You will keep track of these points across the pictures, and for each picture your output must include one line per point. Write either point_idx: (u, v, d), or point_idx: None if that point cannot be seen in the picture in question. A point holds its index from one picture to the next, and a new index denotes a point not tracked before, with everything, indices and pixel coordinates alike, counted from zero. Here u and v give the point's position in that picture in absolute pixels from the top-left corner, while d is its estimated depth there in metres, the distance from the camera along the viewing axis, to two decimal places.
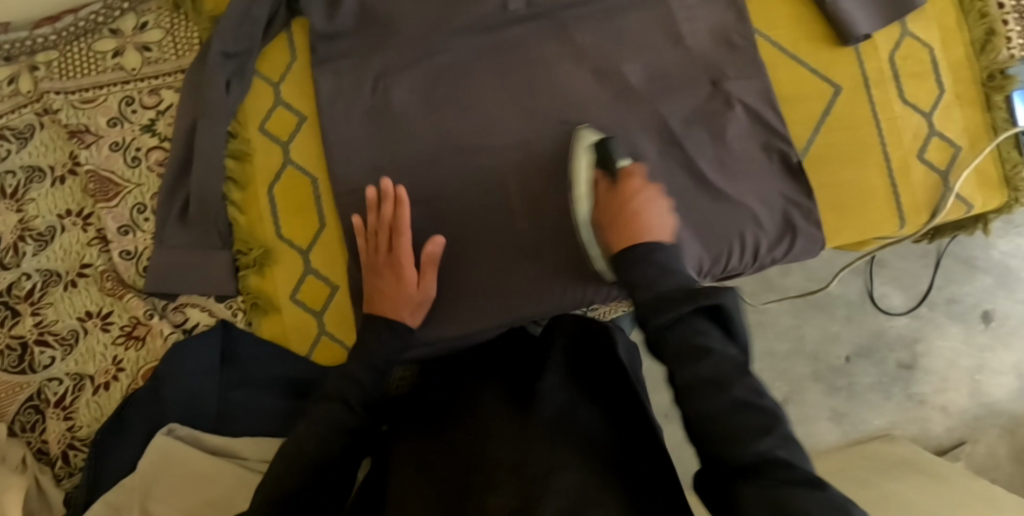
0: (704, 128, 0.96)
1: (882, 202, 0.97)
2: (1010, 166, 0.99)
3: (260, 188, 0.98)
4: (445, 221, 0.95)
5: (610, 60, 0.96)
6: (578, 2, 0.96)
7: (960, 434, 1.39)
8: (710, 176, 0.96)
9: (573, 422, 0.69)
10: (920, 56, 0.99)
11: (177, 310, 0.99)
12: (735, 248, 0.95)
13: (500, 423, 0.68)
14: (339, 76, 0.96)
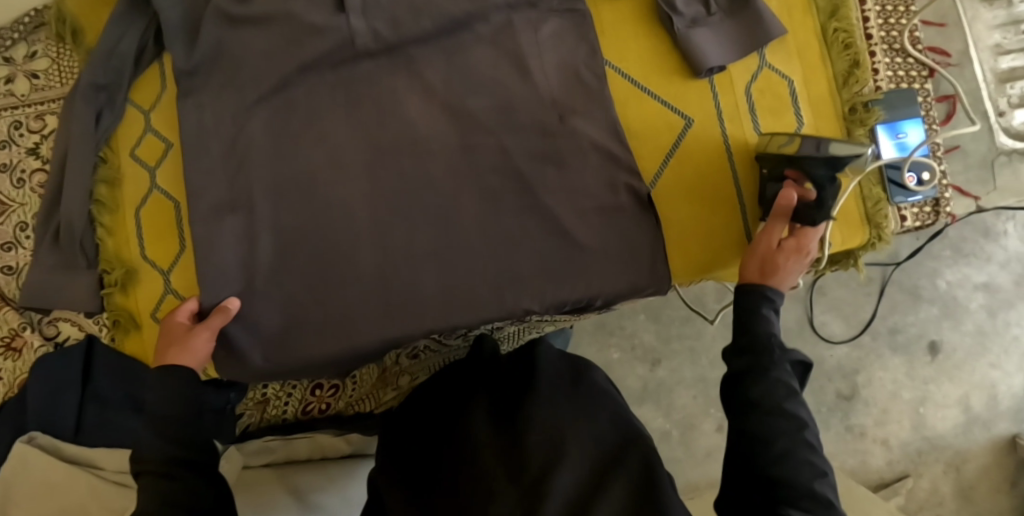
0: (551, 162, 0.96)
1: (728, 240, 0.95)
2: (872, 204, 0.96)
3: (128, 211, 1.02)
4: (289, 247, 0.99)
5: (458, 94, 0.98)
6: (427, 37, 0.99)
7: (903, 468, 1.60)
8: (553, 208, 0.96)
9: (557, 424, 0.84)
10: (778, 89, 0.98)
11: (50, 324, 1.05)
12: (574, 283, 0.95)
13: (497, 442, 0.83)
14: (201, 109, 1.00)
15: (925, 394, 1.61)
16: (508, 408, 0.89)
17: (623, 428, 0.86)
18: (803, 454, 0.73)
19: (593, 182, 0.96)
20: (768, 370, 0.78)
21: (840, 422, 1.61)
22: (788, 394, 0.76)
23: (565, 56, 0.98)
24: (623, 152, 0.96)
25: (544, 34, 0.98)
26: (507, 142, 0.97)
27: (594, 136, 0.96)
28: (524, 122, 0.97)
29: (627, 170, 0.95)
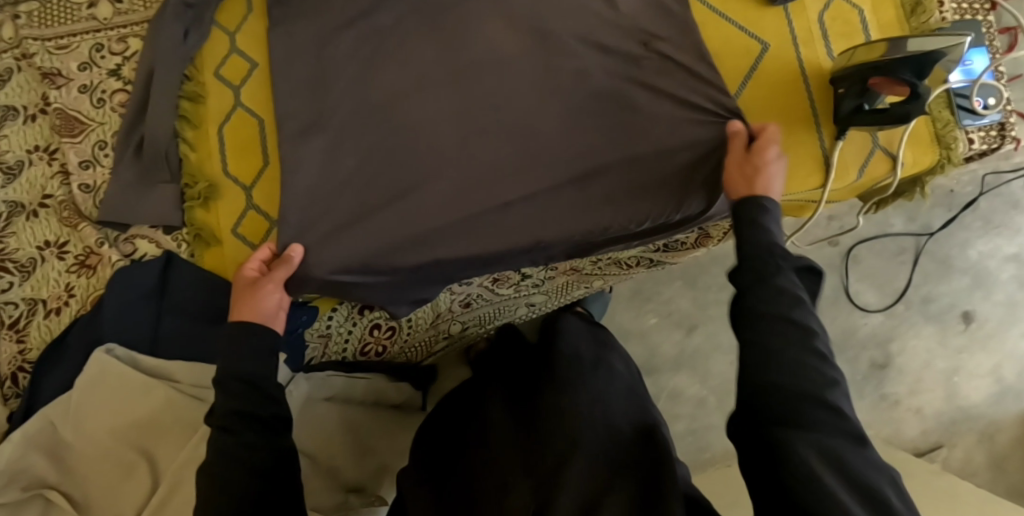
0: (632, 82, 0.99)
1: (805, 157, 0.99)
2: (942, 125, 0.99)
3: (211, 128, 1.03)
4: (373, 160, 0.99)
5: (542, 18, 1.02)
6: None
7: (938, 439, 1.57)
8: (633, 124, 0.98)
9: (577, 415, 0.89)
10: (849, 18, 1.02)
11: (128, 241, 1.05)
12: (654, 198, 0.98)
13: (511, 442, 0.88)
14: (291, 35, 1.03)
15: (959, 364, 1.59)
16: (528, 397, 0.96)
17: (641, 419, 0.91)
18: (822, 405, 0.69)
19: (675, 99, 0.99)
20: (783, 318, 0.73)
21: (876, 392, 1.59)
22: (791, 303, 0.74)
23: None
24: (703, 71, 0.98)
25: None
26: (588, 63, 1.00)
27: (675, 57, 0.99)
28: (605, 45, 1.00)
29: (710, 84, 0.97)
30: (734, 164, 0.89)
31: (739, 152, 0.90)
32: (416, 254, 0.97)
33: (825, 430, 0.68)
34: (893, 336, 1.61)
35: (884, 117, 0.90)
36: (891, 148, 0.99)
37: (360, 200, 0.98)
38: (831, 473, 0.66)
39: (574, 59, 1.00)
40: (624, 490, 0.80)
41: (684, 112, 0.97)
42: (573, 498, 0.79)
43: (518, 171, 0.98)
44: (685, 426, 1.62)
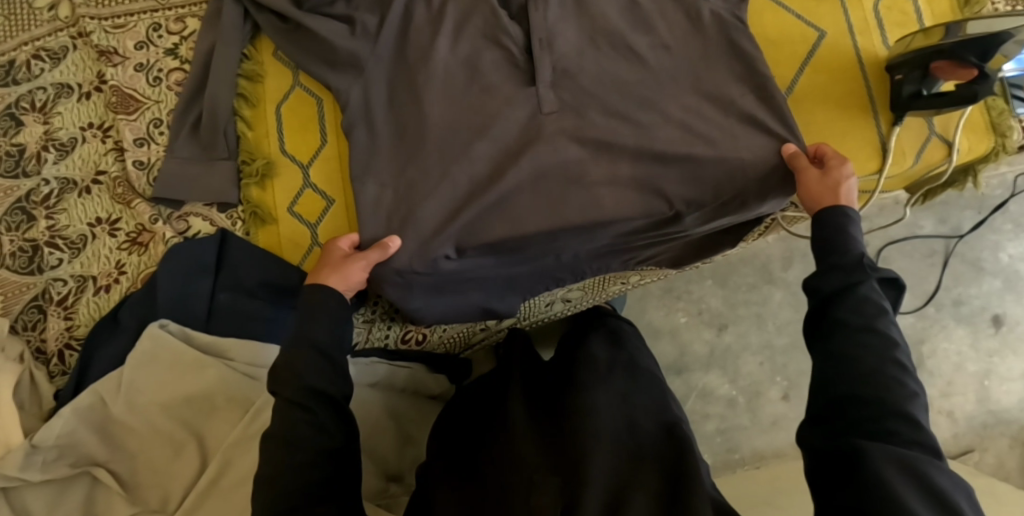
0: None
1: (864, 143, 0.99)
2: (996, 113, 1.00)
3: (269, 107, 1.04)
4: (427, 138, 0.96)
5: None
6: None
7: (969, 442, 1.55)
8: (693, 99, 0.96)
9: (598, 415, 0.88)
10: (903, 7, 1.03)
11: (181, 218, 1.04)
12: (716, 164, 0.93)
13: (534, 441, 0.87)
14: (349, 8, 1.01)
15: (991, 368, 1.58)
16: (553, 408, 0.94)
17: (664, 418, 0.90)
18: (894, 372, 0.70)
19: None
20: (856, 286, 0.76)
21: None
22: (878, 311, 0.74)
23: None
24: (764, 55, 0.98)
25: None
26: (660, 40, 0.98)
27: None
28: (670, 20, 0.98)
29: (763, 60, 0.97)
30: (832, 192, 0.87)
31: (815, 176, 0.88)
32: (475, 231, 0.95)
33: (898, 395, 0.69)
34: (924, 339, 1.60)
35: (947, 99, 0.92)
36: (947, 135, 0.99)
37: (423, 177, 0.95)
38: (890, 462, 0.64)
39: (640, 34, 0.98)
40: (649, 489, 0.78)
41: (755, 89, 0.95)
42: (598, 495, 0.77)
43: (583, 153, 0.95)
44: (718, 425, 1.56)
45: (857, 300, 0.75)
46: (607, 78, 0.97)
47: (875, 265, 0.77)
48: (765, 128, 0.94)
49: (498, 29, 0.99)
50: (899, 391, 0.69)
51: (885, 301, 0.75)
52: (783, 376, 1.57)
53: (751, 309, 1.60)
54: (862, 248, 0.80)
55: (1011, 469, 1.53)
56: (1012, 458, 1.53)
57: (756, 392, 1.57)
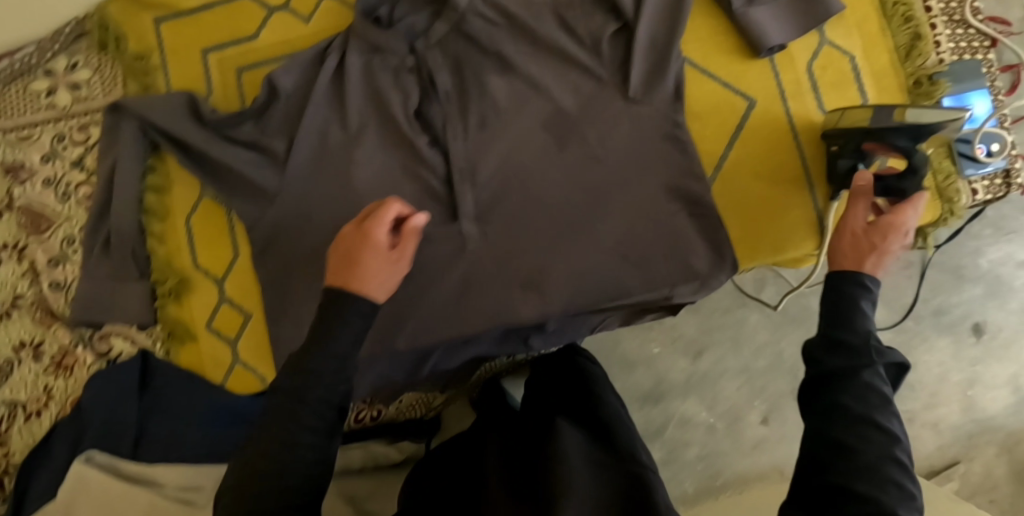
0: (617, 148, 0.94)
1: (797, 218, 0.94)
2: (943, 179, 0.94)
3: (179, 219, 1.00)
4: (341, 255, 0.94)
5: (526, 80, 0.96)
6: (491, 23, 0.97)
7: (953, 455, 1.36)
8: (611, 195, 0.94)
9: (566, 453, 0.76)
10: (840, 65, 0.96)
11: (102, 339, 1.02)
12: (639, 267, 0.93)
13: (496, 488, 0.74)
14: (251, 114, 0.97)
15: (976, 376, 1.35)
16: (526, 451, 0.81)
17: (642, 464, 0.76)
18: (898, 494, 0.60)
19: (661, 160, 0.93)
20: (858, 371, 0.66)
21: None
22: (880, 403, 0.64)
23: (632, 32, 0.95)
24: (688, 134, 0.93)
25: (603, 18, 0.96)
26: (592, 156, 0.95)
27: (663, 115, 0.94)
28: (597, 130, 0.95)
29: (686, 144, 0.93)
30: (854, 245, 0.74)
31: (856, 224, 0.76)
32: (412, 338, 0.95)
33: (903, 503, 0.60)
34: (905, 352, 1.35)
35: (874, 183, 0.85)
36: None
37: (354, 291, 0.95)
38: None
39: (568, 152, 0.95)
40: None
41: (677, 177, 0.93)
42: None
43: (515, 284, 0.94)
44: (698, 452, 1.29)
45: (863, 390, 0.64)
46: (538, 204, 0.95)
47: (882, 348, 0.67)
48: (703, 248, 0.92)
49: (417, 160, 0.96)
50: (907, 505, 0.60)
51: (889, 392, 0.65)
52: (762, 399, 1.30)
53: (729, 320, 1.32)
54: (871, 324, 0.69)
55: (999, 481, 1.34)
56: (1003, 467, 1.35)
57: (737, 416, 1.30)
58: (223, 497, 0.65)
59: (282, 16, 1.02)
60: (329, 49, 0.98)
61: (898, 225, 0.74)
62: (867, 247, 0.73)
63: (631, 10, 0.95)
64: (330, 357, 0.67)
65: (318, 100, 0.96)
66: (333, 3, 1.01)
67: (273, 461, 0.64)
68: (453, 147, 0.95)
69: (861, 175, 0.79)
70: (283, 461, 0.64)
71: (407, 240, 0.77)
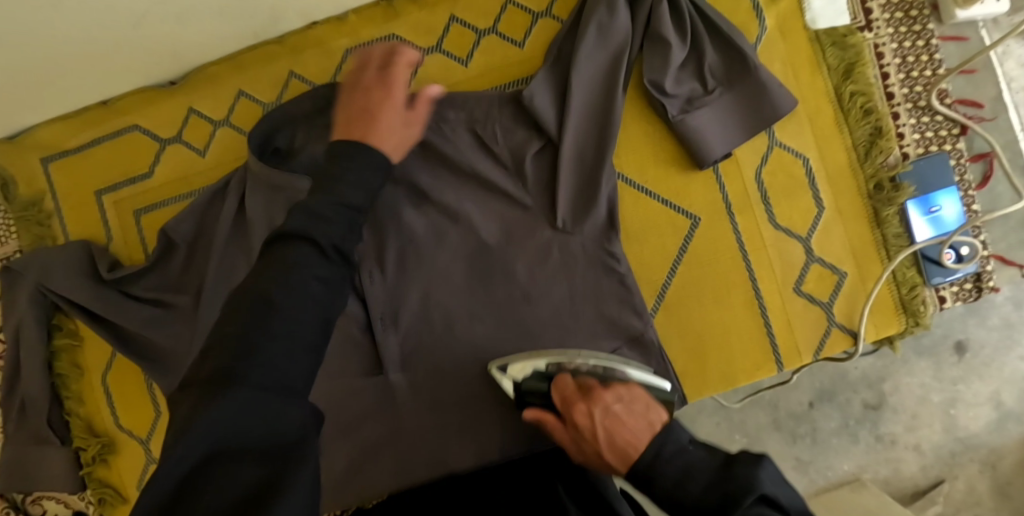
0: (547, 280, 0.86)
1: (749, 345, 0.87)
2: (907, 290, 0.87)
3: (95, 377, 0.95)
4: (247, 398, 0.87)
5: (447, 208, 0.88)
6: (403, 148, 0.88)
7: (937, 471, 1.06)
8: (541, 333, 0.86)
9: None
10: (791, 169, 0.87)
11: (34, 503, 0.97)
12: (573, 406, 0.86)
13: None
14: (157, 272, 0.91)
15: (957, 396, 1.05)
16: None
17: None
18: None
19: (595, 290, 0.86)
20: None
21: (868, 432, 1.06)
22: None
23: (557, 152, 0.86)
24: (624, 263, 0.86)
25: (525, 136, 0.87)
26: (521, 296, 0.86)
27: (595, 241, 0.86)
28: (523, 264, 0.87)
29: (621, 273, 0.85)
30: (606, 448, 0.63)
31: (568, 434, 0.68)
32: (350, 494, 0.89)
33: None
34: (881, 374, 1.06)
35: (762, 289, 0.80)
36: (851, 323, 0.87)
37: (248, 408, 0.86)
38: None
39: (496, 290, 0.87)
40: None
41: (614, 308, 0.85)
42: None
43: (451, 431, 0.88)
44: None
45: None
46: (469, 352, 0.87)
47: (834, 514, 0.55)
48: None
49: None
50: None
51: None
52: (742, 433, 1.07)
53: None
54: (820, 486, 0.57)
55: (983, 499, 1.05)
56: (986, 483, 1.05)
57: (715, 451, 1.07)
58: (201, 443, 0.47)
59: (177, 149, 0.93)
60: (229, 187, 0.90)
61: (593, 422, 0.65)
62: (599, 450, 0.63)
63: (553, 127, 0.85)
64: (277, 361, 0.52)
65: (217, 246, 0.88)
66: (230, 131, 0.92)
67: (230, 429, 0.48)
68: (369, 292, 0.87)
69: (524, 416, 0.73)
70: (247, 430, 0.48)
71: (420, 106, 0.77)
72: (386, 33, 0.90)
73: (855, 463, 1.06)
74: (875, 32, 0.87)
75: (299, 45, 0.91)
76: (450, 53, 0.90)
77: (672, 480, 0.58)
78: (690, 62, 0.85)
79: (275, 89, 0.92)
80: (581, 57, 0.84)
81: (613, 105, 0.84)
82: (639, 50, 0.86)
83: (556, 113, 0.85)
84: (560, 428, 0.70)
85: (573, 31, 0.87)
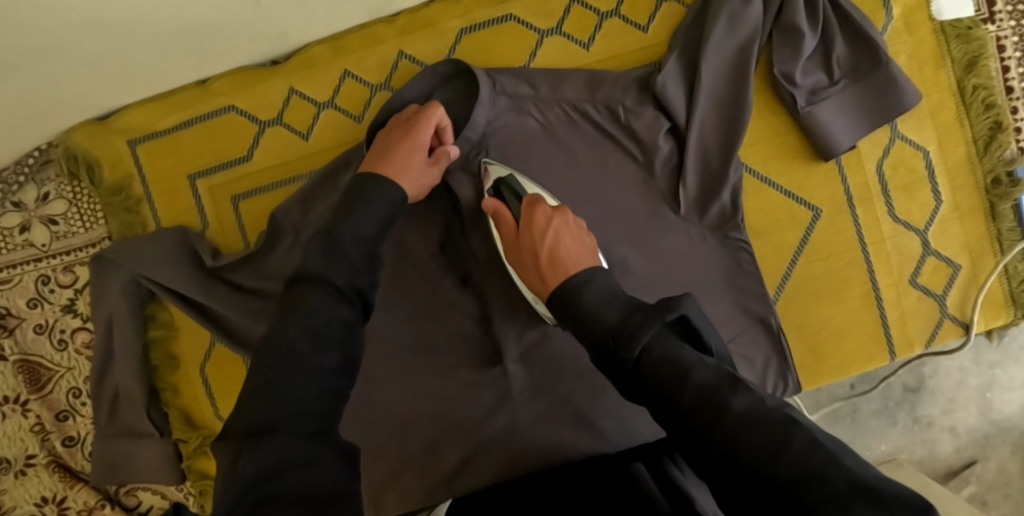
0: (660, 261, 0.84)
1: (862, 338, 0.87)
2: (1016, 283, 0.88)
3: (192, 370, 0.92)
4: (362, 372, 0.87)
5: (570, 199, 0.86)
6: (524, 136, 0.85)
7: (972, 452, 1.11)
8: None
9: None
10: (912, 164, 0.87)
11: (129, 493, 0.96)
12: None
13: None
14: (256, 264, 0.86)
15: (994, 379, 1.09)
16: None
17: None
18: (742, 401, 0.50)
19: (710, 272, 0.84)
20: (700, 365, 0.54)
21: (906, 413, 1.10)
22: (736, 385, 0.52)
23: (684, 140, 0.83)
24: (749, 253, 0.84)
25: (655, 116, 0.83)
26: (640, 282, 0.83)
27: (707, 227, 0.85)
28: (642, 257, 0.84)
29: (746, 251, 0.84)
30: (544, 254, 0.72)
31: (511, 232, 0.77)
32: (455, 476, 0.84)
33: (795, 447, 0.46)
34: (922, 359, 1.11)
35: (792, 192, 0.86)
36: (962, 315, 0.88)
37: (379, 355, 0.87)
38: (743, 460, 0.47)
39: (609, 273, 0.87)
40: None
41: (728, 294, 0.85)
42: None
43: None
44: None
45: (657, 353, 0.56)
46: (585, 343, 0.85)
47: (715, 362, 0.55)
48: (764, 355, 0.85)
49: (449, 299, 0.87)
50: (777, 420, 0.49)
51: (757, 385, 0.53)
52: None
53: None
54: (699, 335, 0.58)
55: (1013, 480, 1.10)
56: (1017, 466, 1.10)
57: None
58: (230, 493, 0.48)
59: (278, 131, 0.89)
60: (341, 172, 0.86)
61: (549, 226, 0.74)
62: (539, 252, 0.73)
63: (681, 117, 0.83)
64: (299, 414, 0.54)
65: None
66: (335, 113, 0.88)
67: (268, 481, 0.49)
68: (486, 283, 0.86)
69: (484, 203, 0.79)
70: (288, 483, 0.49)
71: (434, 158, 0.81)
72: (503, 13, 0.87)
73: (893, 444, 1.11)
74: (998, 25, 0.87)
75: (412, 26, 0.87)
76: (571, 35, 0.87)
77: (594, 305, 0.64)
78: (818, 52, 0.84)
79: (383, 71, 0.88)
80: (711, 46, 0.82)
81: (745, 94, 0.82)
82: (765, 39, 0.84)
83: (683, 102, 0.83)
84: (511, 228, 0.78)
85: (700, 17, 0.85)
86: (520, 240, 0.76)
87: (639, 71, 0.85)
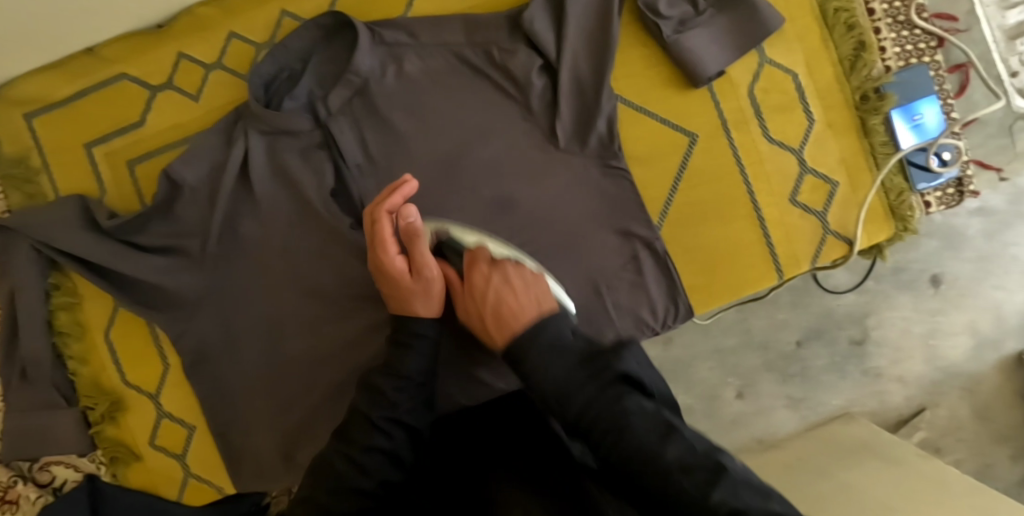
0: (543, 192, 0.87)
1: (753, 256, 0.90)
2: (895, 196, 0.91)
3: (97, 336, 0.93)
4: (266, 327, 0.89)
5: (452, 140, 0.88)
6: (405, 81, 0.88)
7: (920, 400, 1.12)
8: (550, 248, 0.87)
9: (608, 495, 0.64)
10: (783, 86, 0.90)
11: (42, 470, 0.92)
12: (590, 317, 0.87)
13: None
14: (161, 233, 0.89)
15: (936, 326, 1.11)
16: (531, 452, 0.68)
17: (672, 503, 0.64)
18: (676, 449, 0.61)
19: (592, 199, 0.87)
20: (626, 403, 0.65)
21: (855, 367, 1.12)
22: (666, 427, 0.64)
23: (556, 74, 0.86)
24: (625, 177, 0.87)
25: (528, 54, 0.87)
26: (529, 218, 0.87)
27: (587, 157, 0.87)
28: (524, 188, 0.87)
29: (624, 178, 0.87)
30: (490, 316, 0.75)
31: (452, 285, 0.80)
32: None
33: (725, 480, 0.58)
34: (864, 311, 1.11)
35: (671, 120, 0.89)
36: (845, 232, 0.91)
37: (282, 310, 0.89)
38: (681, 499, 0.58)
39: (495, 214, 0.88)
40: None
41: (612, 221, 0.87)
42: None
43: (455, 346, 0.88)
44: None
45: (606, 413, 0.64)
46: None
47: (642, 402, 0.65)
48: (651, 277, 0.88)
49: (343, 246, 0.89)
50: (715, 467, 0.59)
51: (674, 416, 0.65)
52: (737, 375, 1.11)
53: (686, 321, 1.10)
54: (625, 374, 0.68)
55: (965, 424, 1.12)
56: (967, 408, 1.12)
57: (713, 395, 1.11)
58: None
59: (169, 95, 0.91)
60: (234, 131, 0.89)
61: (488, 286, 0.76)
62: (485, 311, 0.76)
63: (551, 53, 0.86)
64: None
65: (224, 199, 0.87)
66: (223, 74, 0.91)
67: None
68: None
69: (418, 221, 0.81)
70: None
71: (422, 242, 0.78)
72: None
73: (845, 398, 1.12)
74: None
75: None
76: None
77: (542, 361, 0.68)
78: None
79: (268, 30, 0.91)
80: None
81: (611, 25, 0.85)
82: None
83: (552, 38, 0.86)
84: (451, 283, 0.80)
85: None
86: (472, 289, 0.77)
87: (510, 11, 0.88)
